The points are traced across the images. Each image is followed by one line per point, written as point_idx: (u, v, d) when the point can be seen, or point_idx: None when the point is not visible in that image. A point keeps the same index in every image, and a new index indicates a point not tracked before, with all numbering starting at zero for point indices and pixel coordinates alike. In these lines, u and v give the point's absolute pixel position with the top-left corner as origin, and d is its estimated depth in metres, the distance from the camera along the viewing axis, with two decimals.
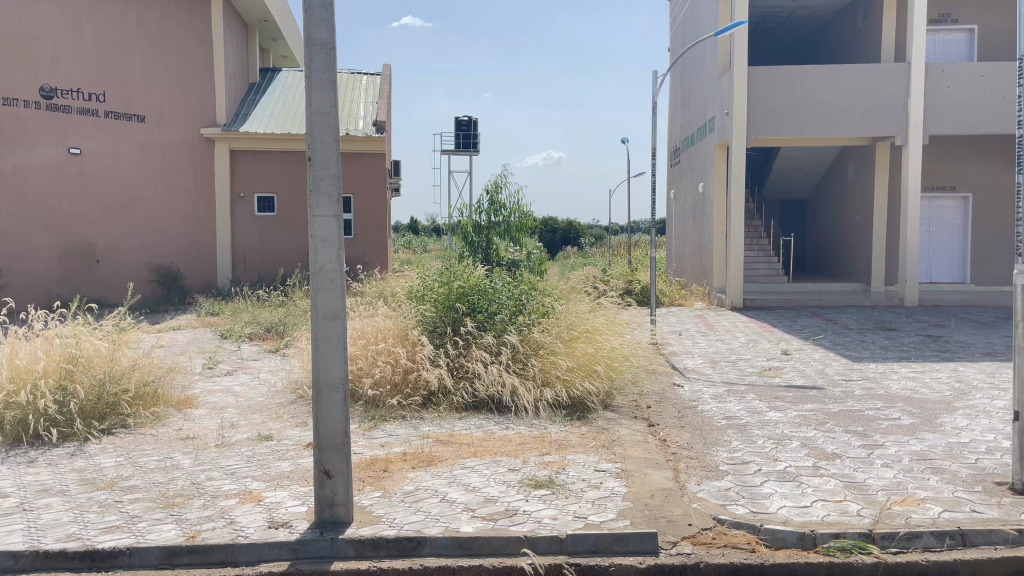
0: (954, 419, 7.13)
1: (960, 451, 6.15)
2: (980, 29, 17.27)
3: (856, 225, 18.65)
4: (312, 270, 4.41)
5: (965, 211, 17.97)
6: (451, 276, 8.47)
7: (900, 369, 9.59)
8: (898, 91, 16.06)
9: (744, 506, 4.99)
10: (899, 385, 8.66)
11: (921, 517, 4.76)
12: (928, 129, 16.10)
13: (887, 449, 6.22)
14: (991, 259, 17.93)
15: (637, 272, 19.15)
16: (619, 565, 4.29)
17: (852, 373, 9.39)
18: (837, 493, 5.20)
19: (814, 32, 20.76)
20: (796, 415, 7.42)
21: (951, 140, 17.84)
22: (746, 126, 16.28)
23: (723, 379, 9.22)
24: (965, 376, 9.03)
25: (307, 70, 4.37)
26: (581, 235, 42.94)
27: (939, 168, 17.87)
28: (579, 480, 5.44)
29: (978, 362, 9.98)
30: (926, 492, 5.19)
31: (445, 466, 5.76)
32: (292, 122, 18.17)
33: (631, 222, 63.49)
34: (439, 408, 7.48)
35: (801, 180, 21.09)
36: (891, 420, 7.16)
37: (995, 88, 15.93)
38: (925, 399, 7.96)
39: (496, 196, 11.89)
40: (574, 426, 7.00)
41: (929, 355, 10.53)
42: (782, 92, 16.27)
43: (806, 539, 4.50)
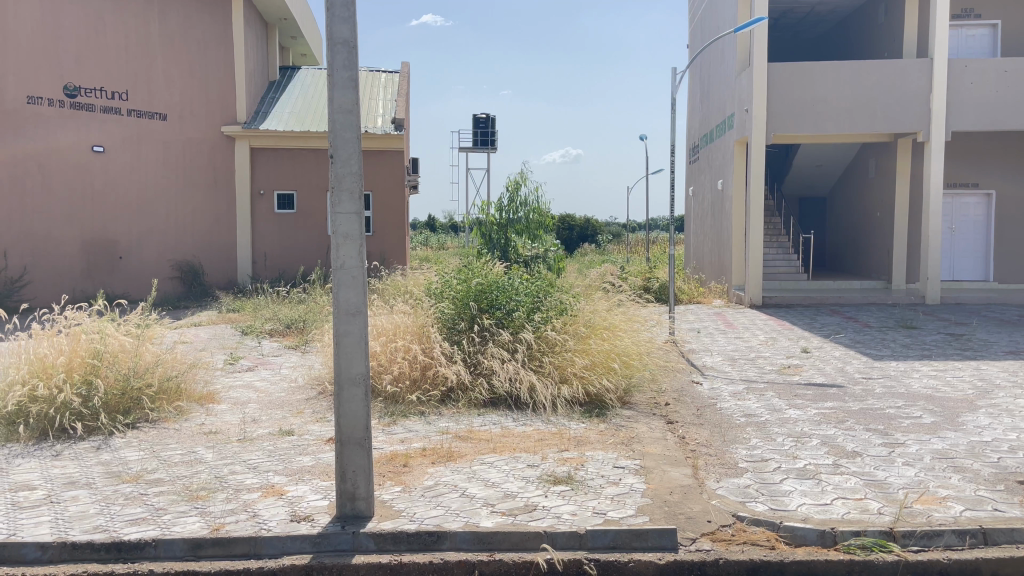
0: (977, 418, 7.07)
1: (982, 450, 6.09)
2: (1003, 24, 17.08)
3: (877, 221, 18.51)
4: (333, 267, 4.44)
5: (988, 207, 17.77)
6: (470, 273, 8.51)
7: (922, 366, 9.53)
8: (919, 87, 15.89)
9: (765, 504, 4.99)
10: (920, 384, 8.59)
11: (942, 515, 4.74)
12: (951, 124, 15.95)
13: (909, 448, 6.18)
14: (1014, 256, 17.74)
15: (655, 270, 19.12)
16: (638, 561, 4.31)
17: (872, 371, 9.33)
18: (857, 491, 5.19)
19: (834, 28, 20.63)
20: (816, 413, 7.39)
21: (973, 136, 17.65)
22: (766, 121, 16.11)
23: (742, 376, 9.22)
24: (988, 375, 8.94)
25: (329, 68, 4.42)
26: (599, 233, 43.12)
27: (962, 164, 17.67)
28: (598, 477, 5.46)
29: (1002, 360, 9.86)
30: (947, 491, 5.16)
31: (465, 461, 5.81)
32: (311, 119, 18.28)
33: (648, 223, 63.68)
34: (457, 404, 7.52)
35: (821, 177, 20.97)
36: (912, 418, 7.10)
37: (1018, 83, 15.74)
38: (947, 397, 7.90)
39: (515, 194, 11.89)
40: (593, 422, 7.02)
41: (951, 353, 10.43)
42: (802, 88, 16.12)
43: (826, 537, 4.49)
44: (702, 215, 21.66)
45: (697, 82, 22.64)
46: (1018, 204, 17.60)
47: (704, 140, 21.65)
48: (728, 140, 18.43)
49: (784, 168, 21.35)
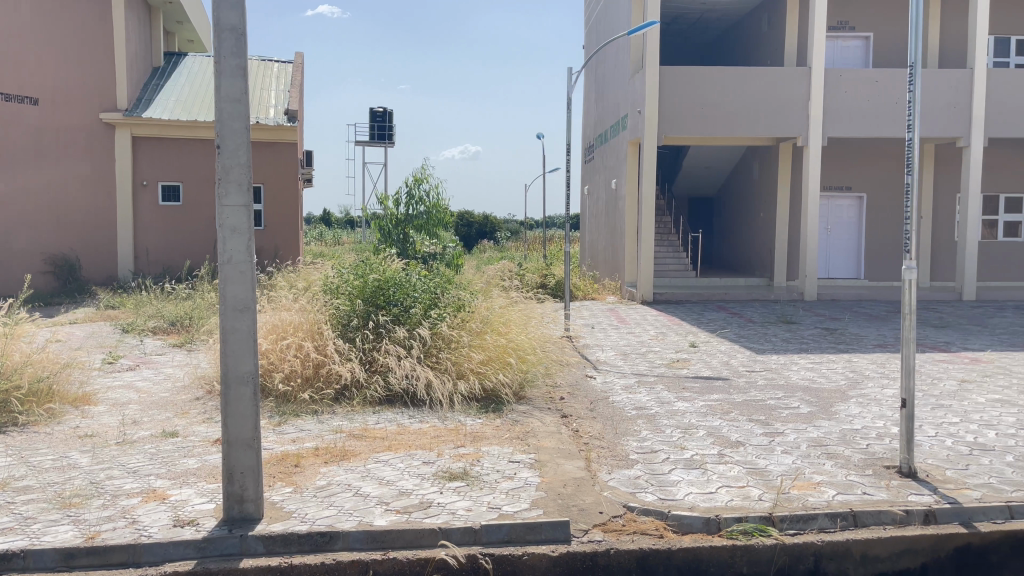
0: (848, 407, 7.52)
1: (853, 437, 6.48)
2: (874, 37, 18.18)
3: (760, 222, 19.39)
4: (221, 260, 4.29)
5: (859, 209, 18.92)
6: (366, 269, 8.39)
7: (799, 359, 10.06)
8: (798, 94, 16.73)
9: (653, 493, 5.15)
10: (798, 375, 9.07)
11: (817, 499, 5.02)
12: (827, 130, 16.84)
13: (787, 436, 6.51)
14: (882, 255, 18.95)
15: (552, 266, 19.36)
16: (532, 554, 4.37)
17: (755, 364, 9.77)
18: (740, 479, 5.43)
19: (722, 35, 21.47)
20: (702, 405, 7.68)
21: (847, 142, 18.72)
22: (657, 123, 16.60)
23: (633, 370, 9.47)
24: (858, 367, 9.53)
25: (216, 55, 4.25)
26: (497, 230, 43.43)
27: (837, 169, 18.74)
28: (493, 472, 5.49)
29: (871, 353, 10.50)
30: (821, 477, 5.47)
31: (358, 460, 5.72)
32: (198, 108, 17.55)
33: (545, 220, 64.61)
34: (352, 403, 7.36)
35: (709, 179, 21.80)
36: (790, 408, 7.48)
37: (887, 93, 16.76)
38: (821, 388, 8.37)
39: (414, 189, 11.79)
40: (489, 418, 7.05)
41: (826, 347, 11.05)
42: (692, 92, 16.67)
43: (711, 524, 4.68)
44: (597, 212, 22.10)
45: (592, 82, 23.09)
46: (885, 207, 18.82)
47: (599, 139, 22.07)
48: (622, 141, 18.87)
49: (674, 169, 22.06)
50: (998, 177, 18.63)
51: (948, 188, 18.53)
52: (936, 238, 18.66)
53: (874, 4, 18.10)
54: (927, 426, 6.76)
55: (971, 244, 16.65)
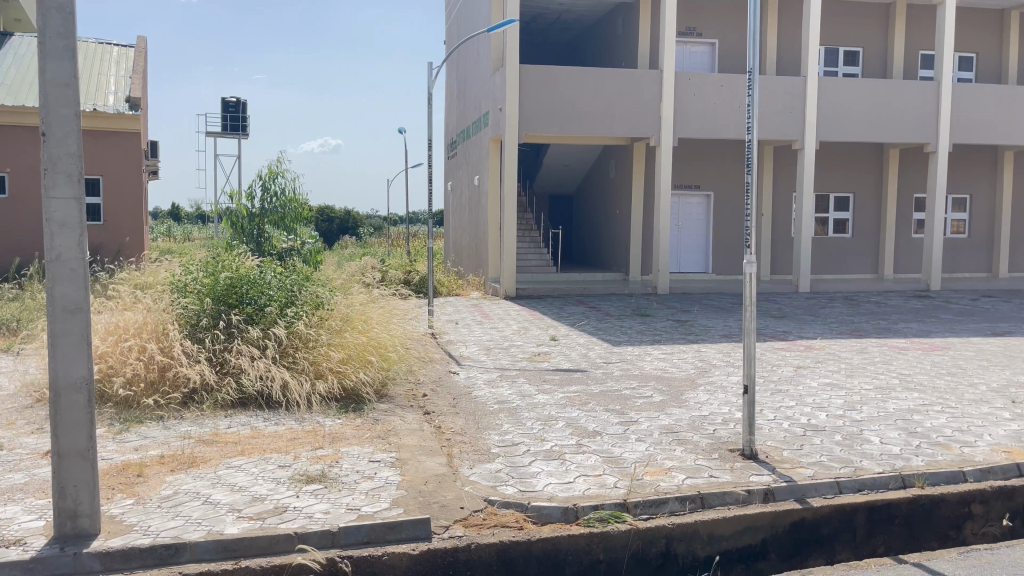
0: (697, 394, 7.91)
1: (701, 423, 6.82)
2: (719, 44, 19.21)
3: (616, 218, 20.06)
4: (48, 258, 3.96)
5: (707, 207, 19.97)
6: (217, 266, 8.01)
7: (653, 350, 10.49)
8: (651, 96, 17.41)
9: (513, 486, 5.21)
10: (652, 366, 9.46)
11: (668, 484, 5.24)
12: (678, 131, 17.62)
13: (641, 424, 6.77)
14: (728, 251, 20.07)
15: (415, 263, 19.24)
16: (391, 553, 4.32)
17: (612, 356, 10.10)
18: (596, 468, 5.59)
19: (579, 36, 22.03)
20: (562, 396, 7.85)
21: (696, 143, 19.69)
22: (518, 120, 16.82)
23: (496, 365, 9.55)
24: (706, 356, 10.05)
25: (40, 35, 3.90)
26: (359, 226, 42.73)
27: (687, 168, 19.67)
28: (352, 473, 5.38)
29: (718, 343, 11.11)
30: (672, 462, 5.72)
31: (208, 466, 5.45)
32: (26, 92, 16.19)
33: (408, 216, 64.21)
34: (202, 406, 6.99)
35: (568, 176, 22.34)
36: (644, 397, 7.79)
37: (731, 97, 17.72)
38: (673, 377, 8.77)
39: (269, 182, 11.37)
40: (348, 418, 6.90)
41: (678, 338, 11.59)
42: (551, 91, 17.00)
43: (569, 513, 4.79)
44: (460, 208, 22.15)
45: (454, 78, 23.09)
46: (730, 205, 19.95)
47: (461, 136, 22.12)
48: (483, 137, 19.00)
49: (535, 166, 22.45)
50: (830, 178, 20.18)
51: (786, 188, 19.87)
52: (775, 234, 20.00)
53: (719, 13, 19.13)
54: (768, 410, 7.22)
55: (806, 241, 17.86)
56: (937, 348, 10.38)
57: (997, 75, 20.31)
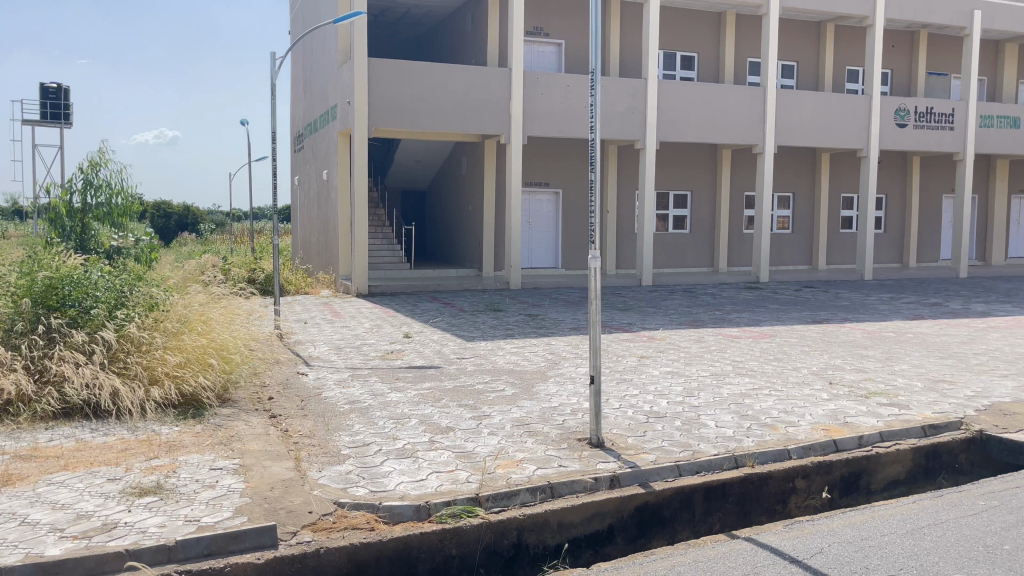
0: (548, 386, 8.09)
1: (551, 414, 6.98)
2: (566, 44, 19.73)
3: (469, 214, 20.18)
4: None
5: (556, 204, 20.48)
6: (33, 266, 7.35)
7: (505, 345, 10.63)
8: (501, 94, 17.62)
9: (364, 487, 5.12)
10: (504, 360, 9.59)
11: (519, 476, 5.32)
12: (527, 129, 17.91)
13: (493, 418, 6.84)
14: (576, 246, 20.68)
15: (261, 261, 18.51)
16: (235, 564, 4.13)
17: (465, 351, 10.15)
18: (449, 464, 5.59)
19: (429, 31, 21.97)
20: (414, 394, 7.80)
21: (545, 141, 20.13)
22: (367, 115, 16.55)
23: (347, 364, 9.35)
24: (556, 349, 10.31)
25: None
26: (200, 222, 40.69)
27: (536, 165, 20.07)
28: (191, 482, 5.09)
29: (567, 336, 11.43)
30: (523, 454, 5.81)
31: (26, 485, 4.99)
32: None
33: (254, 213, 61.82)
34: (18, 419, 6.39)
35: (420, 172, 22.23)
36: (497, 391, 7.87)
37: (578, 97, 18.22)
38: (524, 370, 8.93)
39: (94, 175, 10.57)
40: (187, 425, 6.52)
41: (529, 332, 11.81)
42: (401, 86, 16.83)
43: (421, 510, 4.76)
44: (308, 204, 21.52)
45: (299, 69, 22.38)
46: (577, 202, 20.57)
47: (308, 129, 21.48)
48: (332, 132, 18.55)
49: (386, 162, 22.18)
50: (669, 176, 21.21)
51: (630, 185, 20.72)
52: (620, 230, 20.80)
53: (565, 14, 19.64)
54: (614, 399, 7.50)
55: (648, 237, 18.66)
56: (765, 335, 11.16)
57: (815, 82, 22.06)
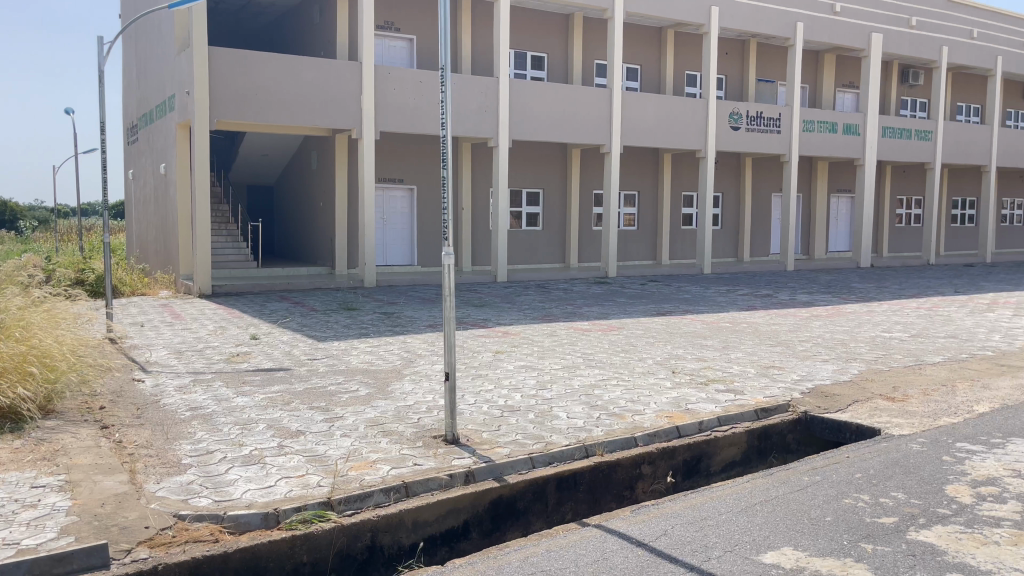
0: (403, 385, 8.01)
1: (406, 413, 6.91)
2: (417, 40, 19.62)
3: (320, 211, 19.67)
4: None
5: (410, 200, 20.35)
6: None
7: (359, 344, 10.43)
8: (352, 88, 17.27)
9: (207, 497, 4.86)
10: (358, 359, 9.40)
11: (373, 477, 5.23)
12: (379, 124, 17.66)
13: (346, 419, 6.69)
14: (431, 243, 20.63)
15: (92, 260, 17.21)
16: None
17: (316, 352, 9.87)
18: (299, 468, 5.41)
19: (276, 21, 21.21)
20: (263, 397, 7.49)
21: (398, 137, 19.94)
22: (209, 106, 15.76)
23: (189, 369, 8.86)
24: (411, 347, 10.23)
25: None
26: (20, 219, 37.37)
27: (389, 161, 19.83)
28: (8, 503, 4.65)
29: (422, 333, 11.37)
30: (377, 454, 5.72)
31: None
32: None
33: (83, 209, 57.49)
34: None
35: (267, 166, 21.44)
36: (350, 392, 7.71)
37: (430, 93, 18.16)
38: (378, 369, 8.79)
39: None
40: (3, 441, 5.95)
41: (384, 330, 11.65)
42: (245, 76, 16.13)
43: (269, 518, 4.58)
44: (144, 200, 20.23)
45: (132, 56, 20.99)
46: (431, 198, 20.52)
47: (143, 120, 20.18)
48: (169, 123, 17.51)
49: (230, 156, 21.23)
50: (522, 173, 21.57)
51: (483, 182, 20.91)
52: (475, 227, 20.93)
53: (416, 10, 19.52)
54: (469, 395, 7.52)
55: (502, 233, 18.88)
56: (613, 328, 11.57)
57: (658, 85, 23.10)
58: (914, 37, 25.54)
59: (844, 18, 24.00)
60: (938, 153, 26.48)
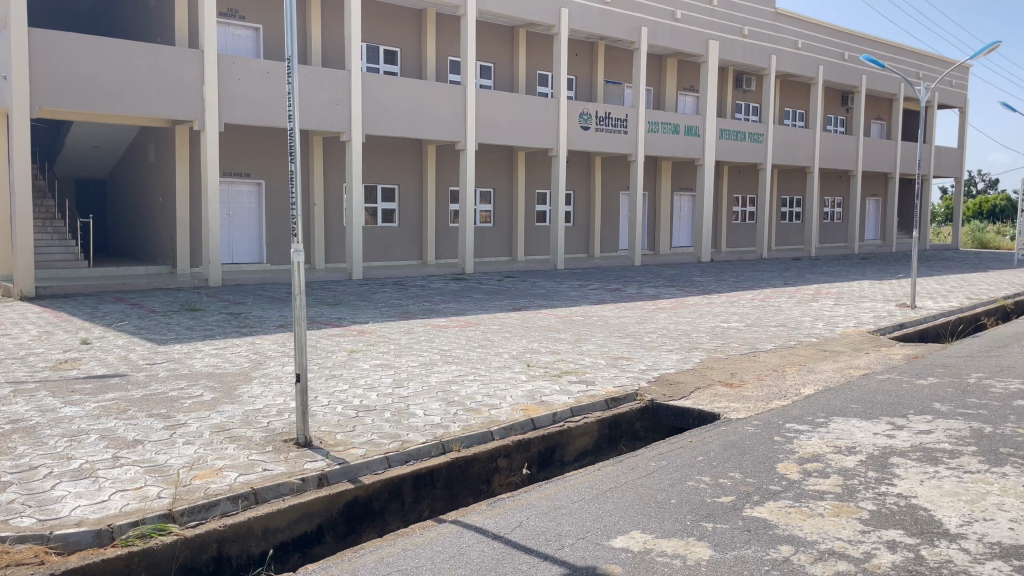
0: (251, 388, 7.68)
1: (255, 417, 6.63)
2: (263, 29, 18.89)
3: (159, 206, 18.55)
4: None
5: (258, 195, 19.59)
6: None
7: (203, 347, 9.92)
8: (193, 77, 16.39)
9: (31, 516, 4.46)
10: (202, 363, 8.93)
11: (219, 485, 4.99)
12: (224, 116, 16.87)
13: (189, 426, 6.33)
14: (281, 240, 19.95)
15: None
16: None
17: (156, 356, 9.29)
18: (137, 480, 5.07)
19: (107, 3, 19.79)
20: (95, 406, 6.96)
21: (244, 130, 19.13)
22: (29, 92, 14.48)
23: (8, 378, 8.09)
24: (261, 348, 9.83)
25: None
26: None
27: (235, 155, 18.99)
28: None
29: (272, 334, 10.97)
30: (223, 461, 5.46)
31: None
32: None
33: None
34: None
35: (98, 158, 19.99)
36: (193, 397, 7.31)
37: (277, 84, 17.54)
38: (225, 373, 8.39)
39: None
40: None
41: (231, 331, 11.13)
42: (72, 61, 14.95)
43: (103, 535, 4.27)
44: None
45: None
46: (280, 194, 19.84)
47: None
48: None
49: (55, 146, 19.61)
50: (376, 169, 21.27)
51: (336, 177, 20.46)
52: (328, 224, 20.42)
53: None
54: (322, 396, 7.33)
55: (357, 230, 18.54)
56: (469, 324, 11.63)
57: (511, 83, 23.44)
58: (747, 46, 27.28)
59: (685, 25, 25.28)
60: (768, 154, 28.40)
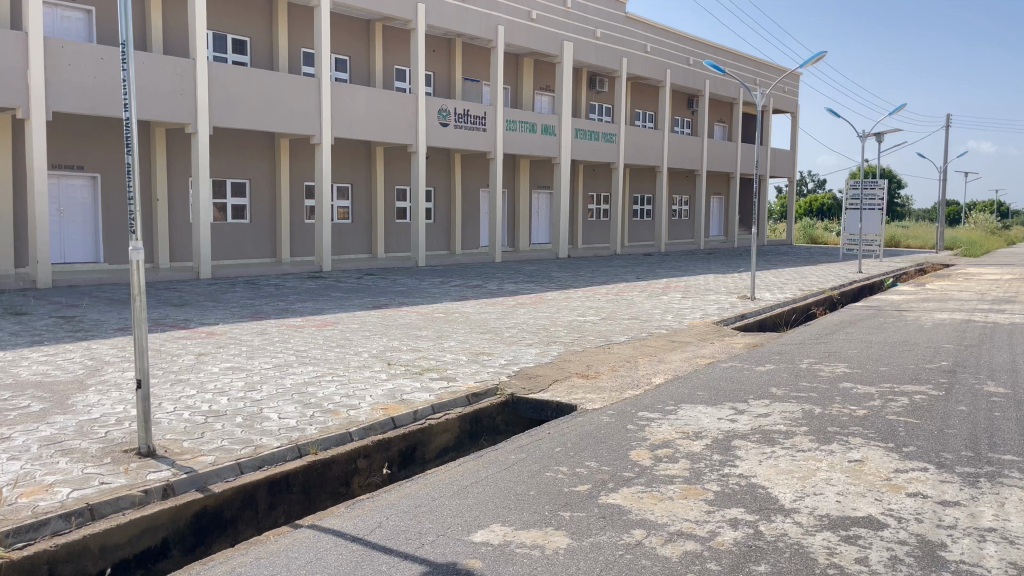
0: (86, 397, 7.14)
1: (90, 428, 6.16)
2: (96, 12, 17.64)
3: None
4: None
5: (93, 190, 18.29)
6: None
7: (30, 354, 9.12)
8: (15, 60, 15.06)
9: None
10: (29, 371, 8.21)
11: (49, 503, 4.60)
12: (52, 104, 15.61)
13: (13, 441, 5.80)
14: (120, 238, 18.70)
15: None
16: None
17: None
18: None
19: None
20: None
21: (77, 119, 17.79)
22: None
23: None
24: (98, 354, 9.16)
25: None
26: None
27: (64, 145, 17.62)
28: None
29: (111, 338, 10.24)
30: (54, 477, 5.04)
31: None
32: None
33: None
34: None
35: None
36: (19, 409, 6.70)
37: (113, 71, 16.41)
38: (56, 381, 7.75)
39: None
40: None
41: (63, 336, 10.30)
42: None
43: None
44: None
45: None
46: (118, 188, 18.60)
47: None
48: None
49: None
50: (226, 163, 20.36)
51: (181, 171, 19.42)
52: (173, 220, 19.34)
53: None
54: (167, 403, 6.92)
55: (205, 226, 17.65)
56: (327, 323, 11.34)
57: (368, 78, 23.07)
58: (599, 48, 28.19)
59: (540, 25, 25.79)
60: (621, 154, 29.46)
